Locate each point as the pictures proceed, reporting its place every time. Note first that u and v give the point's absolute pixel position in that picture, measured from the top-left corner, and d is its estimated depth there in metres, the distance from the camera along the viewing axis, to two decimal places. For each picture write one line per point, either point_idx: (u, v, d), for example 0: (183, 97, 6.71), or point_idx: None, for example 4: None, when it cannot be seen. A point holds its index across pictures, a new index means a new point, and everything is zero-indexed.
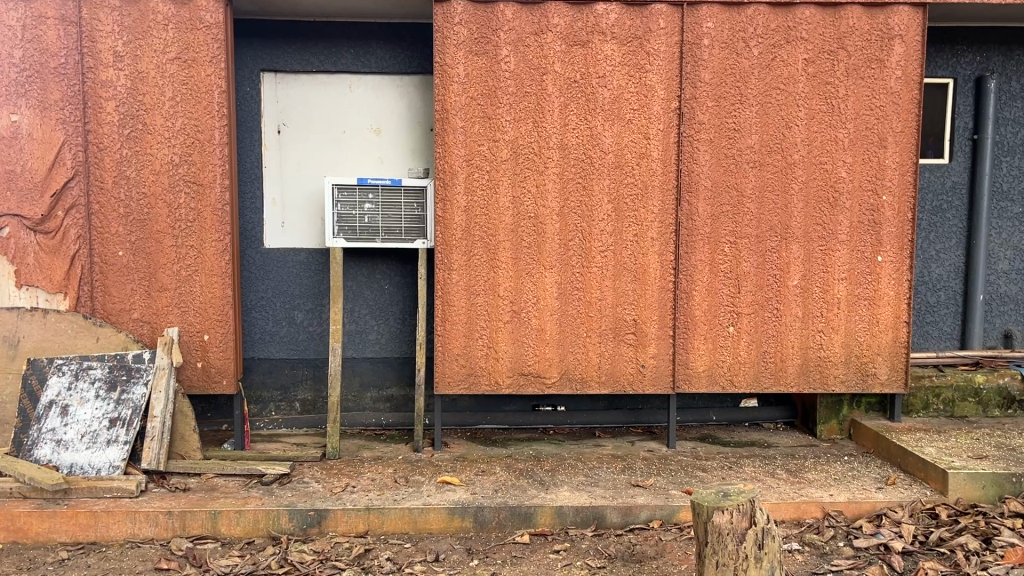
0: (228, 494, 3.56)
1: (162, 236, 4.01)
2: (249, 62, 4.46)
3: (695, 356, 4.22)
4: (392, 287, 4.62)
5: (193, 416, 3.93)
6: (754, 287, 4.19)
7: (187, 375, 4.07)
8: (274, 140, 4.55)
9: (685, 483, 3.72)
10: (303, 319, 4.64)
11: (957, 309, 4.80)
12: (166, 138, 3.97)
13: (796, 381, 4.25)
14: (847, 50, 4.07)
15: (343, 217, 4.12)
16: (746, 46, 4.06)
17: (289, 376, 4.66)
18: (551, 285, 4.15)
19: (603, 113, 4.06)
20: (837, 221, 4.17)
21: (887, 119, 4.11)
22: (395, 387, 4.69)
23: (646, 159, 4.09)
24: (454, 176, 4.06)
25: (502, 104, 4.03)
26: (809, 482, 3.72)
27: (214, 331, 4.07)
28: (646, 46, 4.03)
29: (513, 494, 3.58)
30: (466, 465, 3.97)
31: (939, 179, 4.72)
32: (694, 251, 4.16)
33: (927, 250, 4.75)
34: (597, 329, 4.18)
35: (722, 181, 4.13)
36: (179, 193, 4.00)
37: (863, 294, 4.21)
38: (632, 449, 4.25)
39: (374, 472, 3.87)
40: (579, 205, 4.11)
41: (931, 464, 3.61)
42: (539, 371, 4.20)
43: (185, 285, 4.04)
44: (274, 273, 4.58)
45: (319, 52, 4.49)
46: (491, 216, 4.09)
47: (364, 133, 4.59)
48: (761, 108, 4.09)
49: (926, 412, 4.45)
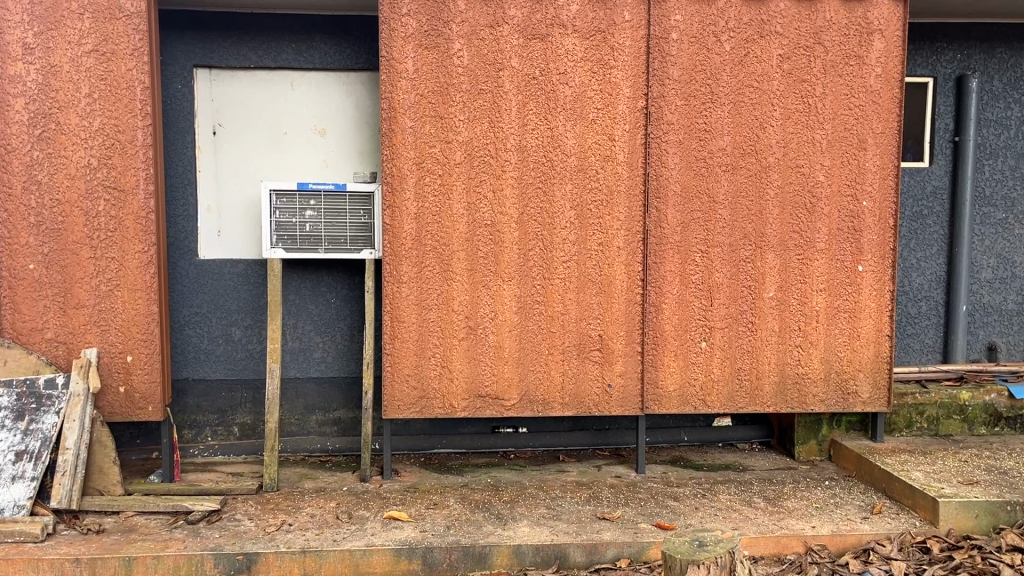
0: (147, 537, 3.18)
1: (78, 246, 3.63)
2: (180, 57, 4.09)
3: (665, 375, 3.92)
4: (339, 301, 4.27)
5: (113, 446, 3.54)
6: (728, 299, 3.91)
7: (107, 401, 3.68)
8: (209, 142, 4.18)
9: (655, 515, 3.41)
10: (241, 336, 4.27)
11: (939, 320, 4.56)
12: (82, 139, 3.59)
13: (773, 401, 3.97)
14: (824, 46, 3.81)
15: (282, 225, 3.76)
16: (717, 41, 3.77)
17: (227, 398, 4.29)
18: (510, 299, 3.83)
19: (565, 112, 3.75)
20: (815, 229, 3.90)
21: (867, 119, 3.85)
22: (343, 410, 4.33)
23: (612, 162, 3.79)
24: (403, 180, 3.72)
25: (454, 102, 3.71)
26: (788, 512, 3.43)
27: (138, 351, 3.69)
28: (611, 41, 3.73)
29: (467, 531, 3.24)
30: (417, 497, 3.63)
31: (919, 184, 4.48)
32: (663, 261, 3.86)
33: (908, 258, 4.50)
34: (560, 346, 3.87)
35: (693, 186, 3.84)
36: (97, 200, 3.62)
37: (843, 306, 3.94)
38: (598, 475, 3.93)
39: (315, 506, 3.51)
40: (539, 211, 3.80)
41: (920, 491, 3.34)
42: (497, 392, 3.87)
43: (105, 301, 3.66)
44: (209, 286, 4.21)
45: (256, 46, 4.14)
46: (444, 224, 3.76)
47: (307, 134, 4.24)
48: (733, 107, 3.81)
49: (909, 430, 4.19)
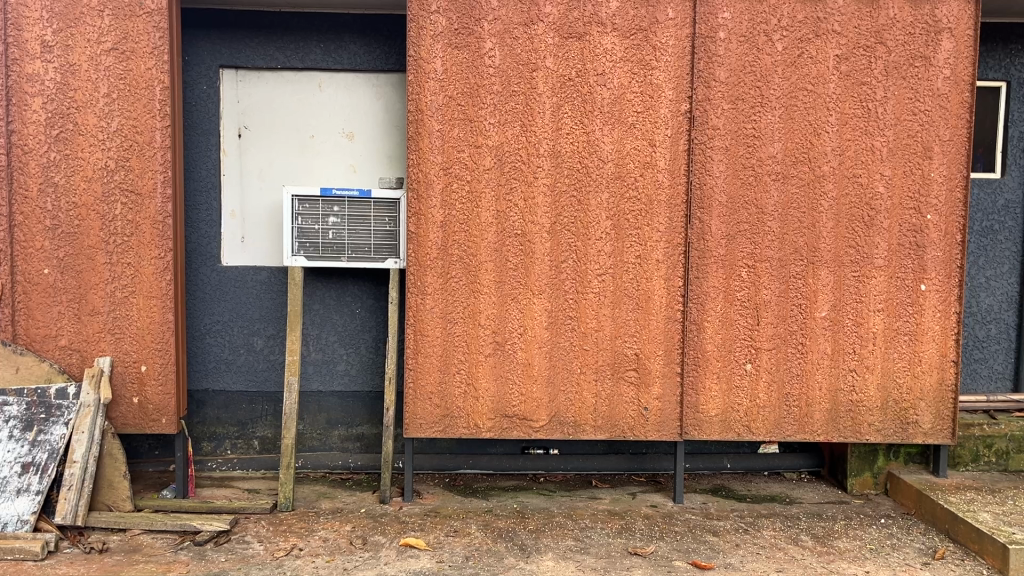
0: (150, 559, 3.02)
1: (94, 252, 3.51)
2: (206, 57, 3.97)
3: (707, 398, 3.65)
4: (365, 312, 4.09)
5: (123, 459, 3.40)
6: (776, 318, 3.62)
7: (121, 412, 3.55)
8: (234, 145, 4.05)
9: (692, 552, 3.14)
10: (263, 346, 4.11)
11: (1009, 345, 4.20)
12: (99, 140, 3.47)
13: (824, 429, 3.67)
14: (886, 46, 3.50)
15: (304, 232, 3.59)
16: (768, 40, 3.50)
17: (247, 411, 4.14)
18: (541, 314, 3.60)
19: (603, 116, 3.52)
20: (873, 244, 3.59)
21: (932, 126, 3.54)
22: (366, 425, 4.15)
23: (652, 169, 3.54)
24: (429, 186, 3.53)
25: (485, 104, 3.50)
26: (839, 553, 3.13)
27: (153, 361, 3.55)
28: (652, 40, 3.48)
29: (486, 563, 3.02)
30: (437, 522, 3.42)
31: (990, 197, 4.12)
32: (707, 275, 3.60)
33: (977, 277, 4.15)
34: (594, 365, 3.63)
35: (739, 196, 3.57)
36: (114, 203, 3.50)
37: (903, 329, 3.62)
38: (632, 504, 3.68)
39: (329, 529, 3.33)
40: (573, 221, 3.56)
41: (988, 536, 3.01)
42: (525, 412, 3.64)
43: (120, 308, 3.53)
44: (231, 294, 4.06)
45: (284, 46, 3.99)
46: (472, 233, 3.56)
47: (335, 138, 4.07)
48: (785, 112, 3.53)
49: (975, 465, 3.84)
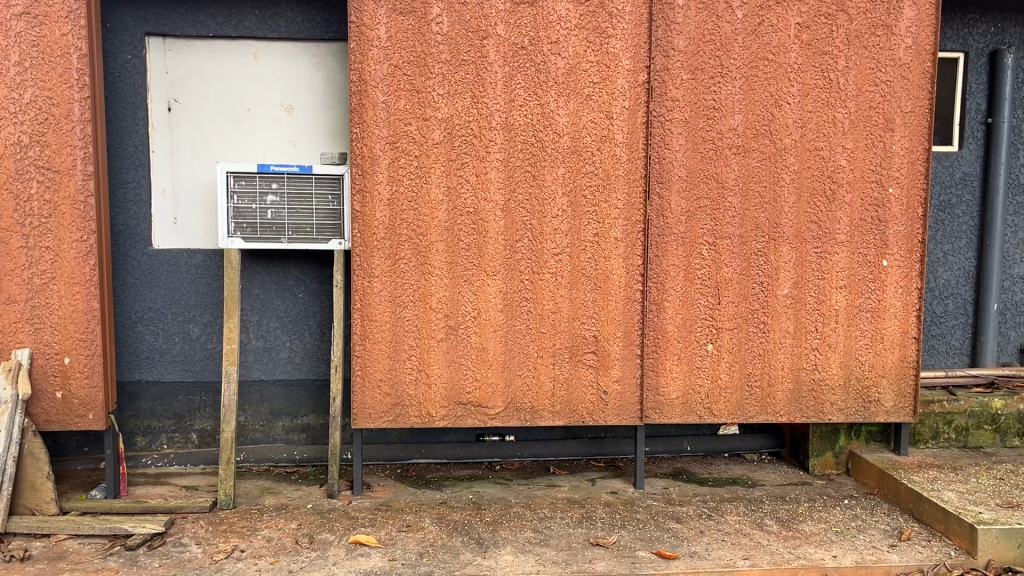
0: (76, 566, 2.78)
1: (7, 235, 3.22)
2: (130, 24, 3.68)
3: (668, 381, 3.53)
4: (308, 296, 3.87)
5: (46, 459, 3.16)
6: (737, 297, 3.51)
7: (43, 408, 3.29)
8: (163, 119, 3.77)
9: (656, 541, 3.02)
10: (200, 334, 3.87)
11: (967, 320, 4.18)
12: (12, 113, 3.17)
13: (786, 410, 3.59)
14: (848, 14, 3.39)
15: (240, 212, 3.35)
16: (728, 8, 3.35)
17: (184, 403, 3.90)
18: (495, 296, 3.44)
19: (557, 87, 3.34)
20: (835, 219, 3.50)
21: (894, 97, 3.44)
22: (311, 416, 3.95)
23: (609, 143, 3.38)
24: (375, 162, 3.32)
25: (432, 74, 3.30)
26: (805, 537, 3.04)
27: (77, 352, 3.29)
28: (608, 6, 3.31)
29: (442, 560, 2.85)
30: (389, 517, 3.25)
31: (947, 170, 4.07)
32: (666, 253, 3.46)
33: (935, 252, 4.11)
34: (551, 349, 3.48)
35: (700, 171, 3.43)
36: (29, 181, 3.21)
37: (865, 306, 3.55)
38: (592, 491, 3.55)
39: (273, 527, 3.13)
40: (528, 197, 3.40)
41: (954, 516, 2.95)
42: (480, 399, 3.48)
43: (39, 296, 3.26)
44: (163, 278, 3.80)
45: (216, 12, 3.72)
46: (422, 212, 3.36)
47: (272, 111, 3.82)
48: (746, 82, 3.40)
49: (935, 442, 3.80)
